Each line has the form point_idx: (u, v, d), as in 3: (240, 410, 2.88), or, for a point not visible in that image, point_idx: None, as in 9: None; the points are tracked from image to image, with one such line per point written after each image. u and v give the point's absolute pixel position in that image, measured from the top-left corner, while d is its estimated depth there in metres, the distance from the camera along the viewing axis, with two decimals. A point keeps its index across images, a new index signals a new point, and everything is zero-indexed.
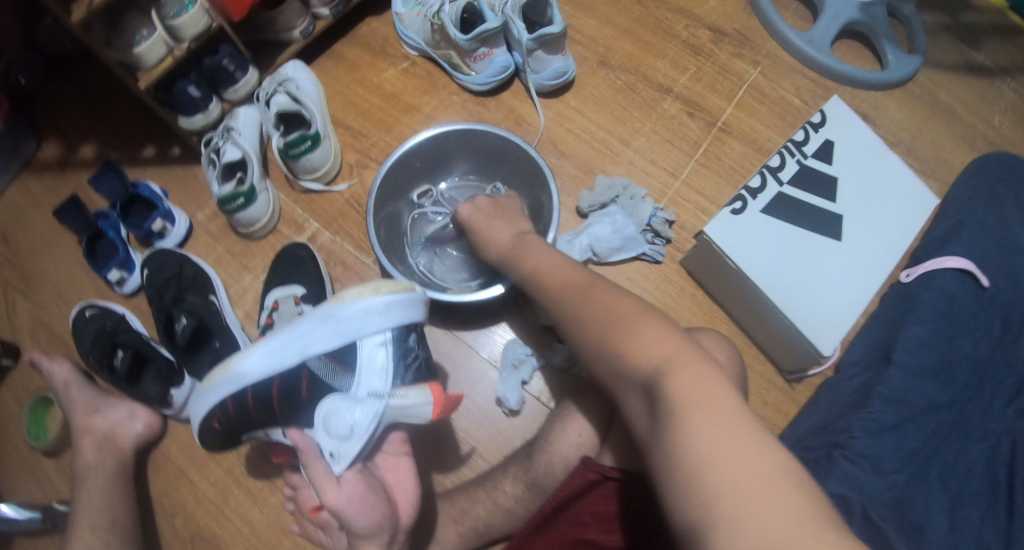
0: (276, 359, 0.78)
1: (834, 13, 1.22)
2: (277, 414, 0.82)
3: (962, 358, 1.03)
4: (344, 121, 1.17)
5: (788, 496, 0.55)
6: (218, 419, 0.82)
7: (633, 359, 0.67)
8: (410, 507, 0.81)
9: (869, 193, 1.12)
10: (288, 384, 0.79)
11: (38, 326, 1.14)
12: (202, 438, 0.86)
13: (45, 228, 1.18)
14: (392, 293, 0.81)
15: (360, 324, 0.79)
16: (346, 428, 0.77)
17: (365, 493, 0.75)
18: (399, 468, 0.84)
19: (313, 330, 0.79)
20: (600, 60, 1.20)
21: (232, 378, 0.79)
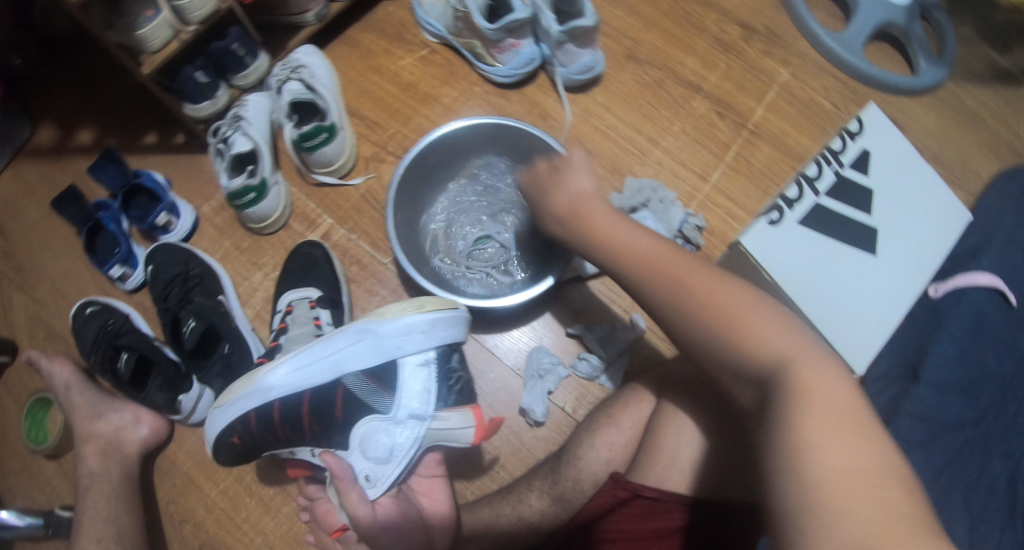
0: (307, 374, 0.78)
1: (866, 14, 1.15)
2: (304, 434, 0.80)
3: (989, 376, 1.01)
4: (360, 111, 1.10)
5: (897, 501, 0.54)
6: (240, 434, 0.79)
7: (755, 351, 0.63)
8: (445, 532, 0.80)
9: (906, 204, 1.04)
10: (318, 402, 0.78)
11: (36, 323, 1.09)
12: (217, 455, 0.83)
13: (42, 219, 1.12)
14: (436, 312, 0.80)
15: (401, 342, 0.79)
16: (385, 450, 0.76)
17: (401, 523, 0.74)
18: (434, 491, 0.83)
19: (350, 345, 0.79)
20: (627, 54, 1.14)
21: (260, 392, 0.78)
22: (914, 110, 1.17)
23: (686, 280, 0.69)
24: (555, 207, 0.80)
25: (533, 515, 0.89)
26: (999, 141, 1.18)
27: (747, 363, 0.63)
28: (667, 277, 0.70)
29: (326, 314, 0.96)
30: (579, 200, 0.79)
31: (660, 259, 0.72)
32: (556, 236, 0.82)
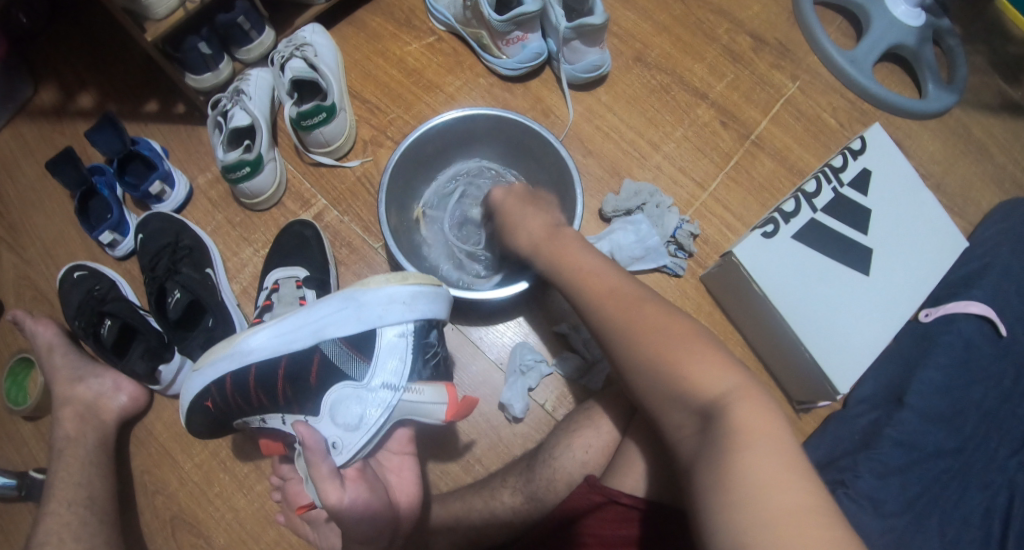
0: (287, 338, 0.77)
1: (881, 32, 1.13)
2: (277, 402, 0.78)
3: (974, 407, 1.00)
4: (363, 94, 1.10)
5: (822, 525, 0.55)
6: (212, 397, 0.79)
7: (694, 389, 0.64)
8: (410, 510, 0.78)
9: (905, 226, 1.03)
10: (295, 367, 0.77)
11: (24, 283, 1.09)
12: (190, 421, 0.82)
13: (38, 180, 1.12)
14: (418, 285, 0.80)
15: (382, 311, 0.78)
16: (355, 418, 0.75)
17: (369, 498, 0.70)
18: (404, 470, 0.81)
19: (333, 312, 0.78)
20: (635, 56, 1.13)
21: (239, 354, 0.77)
22: (921, 133, 1.16)
23: (627, 312, 0.72)
24: (524, 230, 0.85)
25: (504, 511, 0.88)
26: (1003, 173, 1.17)
27: (687, 396, 0.65)
28: (616, 308, 0.73)
29: (311, 295, 0.94)
30: (540, 226, 0.84)
31: (604, 286, 0.75)
32: (521, 252, 0.85)
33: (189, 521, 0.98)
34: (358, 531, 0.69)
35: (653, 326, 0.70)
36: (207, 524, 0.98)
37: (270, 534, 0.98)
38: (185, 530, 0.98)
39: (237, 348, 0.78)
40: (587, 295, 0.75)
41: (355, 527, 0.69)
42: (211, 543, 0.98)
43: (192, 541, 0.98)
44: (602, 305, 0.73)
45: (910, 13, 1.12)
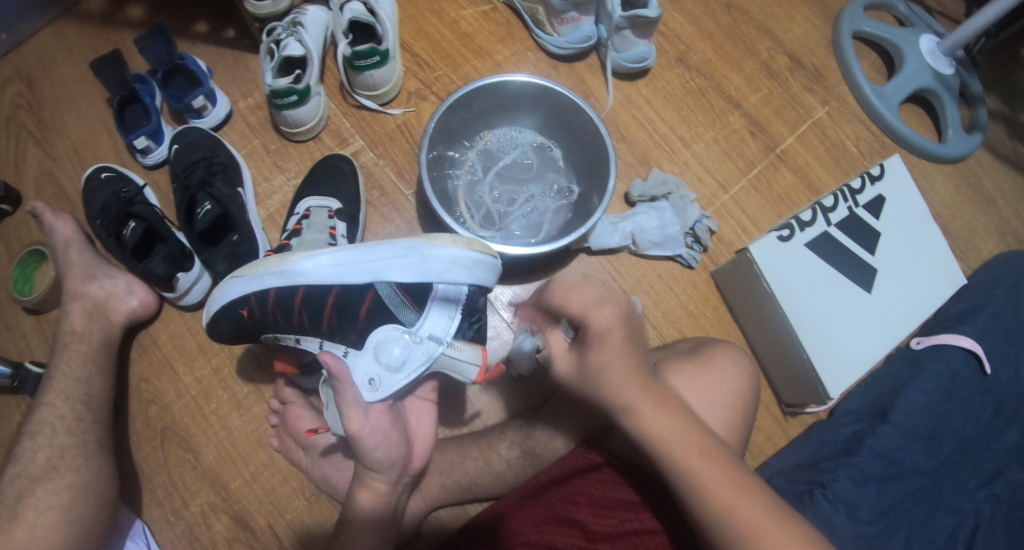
0: (343, 271, 0.75)
1: (911, 73, 1.15)
2: (319, 326, 0.78)
3: (952, 435, 1.02)
4: (412, 48, 1.12)
5: None
6: (250, 307, 0.78)
7: None
8: (422, 453, 0.80)
9: (909, 253, 1.08)
10: (345, 299, 0.76)
11: (45, 179, 1.09)
12: (215, 324, 0.81)
13: (75, 81, 1.12)
14: (481, 252, 0.78)
15: (442, 270, 0.75)
16: (398, 360, 0.76)
17: (389, 430, 0.74)
18: (423, 413, 0.83)
19: (394, 257, 0.75)
20: (678, 56, 1.16)
21: (288, 273, 0.75)
22: (936, 175, 1.18)
23: (709, 477, 0.70)
24: (618, 388, 0.70)
25: (499, 462, 0.91)
26: (1007, 227, 1.19)
27: None
28: (691, 464, 0.70)
29: (341, 226, 0.98)
30: (629, 371, 0.71)
31: (685, 442, 0.71)
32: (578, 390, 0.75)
33: (180, 434, 0.99)
34: (372, 457, 0.74)
35: (722, 489, 0.70)
36: (198, 439, 0.99)
37: (260, 456, 0.98)
38: (175, 442, 0.99)
39: (286, 267, 0.76)
40: (674, 452, 0.71)
41: (372, 453, 0.73)
42: (200, 459, 0.98)
43: (181, 454, 0.98)
44: (685, 461, 0.70)
45: (942, 61, 1.15)
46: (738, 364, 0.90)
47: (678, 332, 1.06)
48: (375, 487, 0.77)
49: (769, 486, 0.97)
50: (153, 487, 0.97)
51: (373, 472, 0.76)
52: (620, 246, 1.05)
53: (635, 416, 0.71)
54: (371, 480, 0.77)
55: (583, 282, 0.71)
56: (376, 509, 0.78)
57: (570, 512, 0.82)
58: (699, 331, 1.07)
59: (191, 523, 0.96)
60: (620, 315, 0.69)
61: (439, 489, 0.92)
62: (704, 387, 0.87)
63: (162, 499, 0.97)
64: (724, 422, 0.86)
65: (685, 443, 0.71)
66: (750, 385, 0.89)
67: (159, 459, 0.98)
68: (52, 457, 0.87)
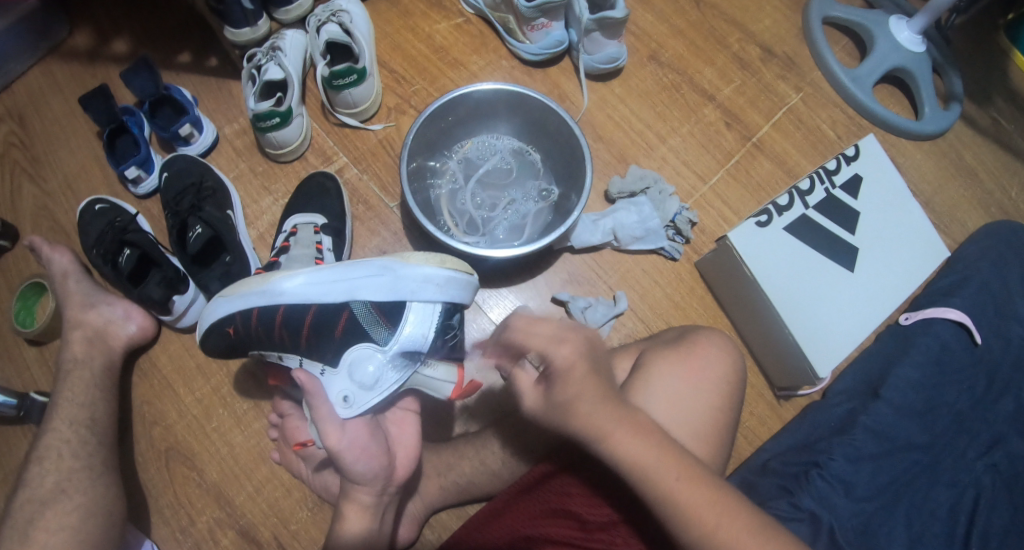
0: (321, 290, 0.76)
1: (881, 56, 1.17)
2: (298, 343, 0.79)
3: (946, 408, 1.02)
4: (390, 65, 1.15)
5: None
6: (235, 324, 0.80)
7: None
8: (409, 463, 0.77)
9: (889, 231, 1.09)
10: (323, 317, 0.77)
11: (42, 213, 1.12)
12: (203, 339, 0.83)
13: (65, 117, 1.16)
14: (453, 269, 0.79)
15: (415, 287, 0.77)
16: (371, 378, 0.77)
17: (368, 443, 0.73)
18: (406, 424, 0.80)
19: (370, 276, 0.76)
20: (649, 54, 1.18)
21: (270, 293, 0.77)
22: (915, 152, 1.19)
23: (688, 497, 0.71)
24: (590, 421, 0.72)
25: (495, 462, 0.93)
26: (990, 199, 1.19)
27: None
28: (672, 489, 0.71)
29: (327, 240, 1.00)
30: (601, 400, 0.73)
31: (664, 467, 0.72)
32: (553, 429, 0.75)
33: (184, 453, 1.01)
34: (353, 471, 0.72)
35: (702, 510, 0.71)
36: (201, 458, 1.01)
37: (263, 471, 1.00)
38: (179, 462, 1.01)
39: (268, 287, 0.77)
40: (653, 476, 0.72)
41: (354, 465, 0.71)
42: (204, 476, 1.00)
43: (185, 473, 1.00)
44: (664, 486, 0.71)
45: (913, 39, 1.16)
46: (721, 347, 0.92)
47: (666, 324, 1.07)
48: (360, 500, 0.74)
49: (764, 470, 0.98)
50: (160, 507, 1.00)
51: (357, 484, 0.73)
52: (602, 243, 1.07)
53: (610, 444, 0.72)
54: (356, 493, 0.74)
55: (543, 323, 0.76)
56: (364, 526, 0.74)
57: (566, 505, 0.83)
58: (686, 321, 1.08)
59: (199, 539, 0.98)
60: (579, 350, 0.74)
61: (437, 492, 0.95)
62: (689, 372, 0.88)
63: (169, 518, 0.99)
64: (711, 406, 0.87)
65: (660, 465, 0.72)
66: (735, 367, 0.91)
67: (164, 479, 1.00)
68: (60, 481, 0.89)
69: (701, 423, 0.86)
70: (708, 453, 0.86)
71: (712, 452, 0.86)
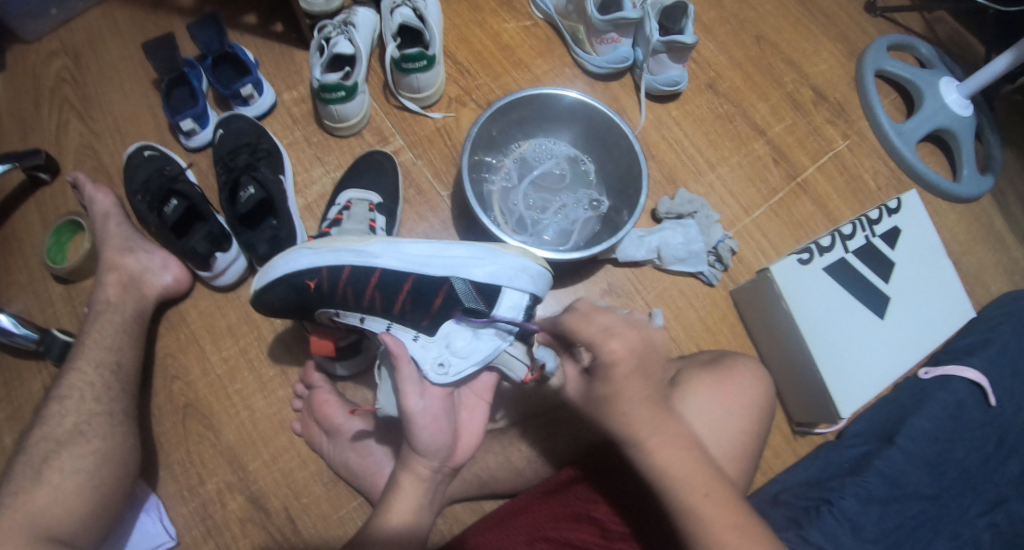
0: (422, 262, 0.78)
1: (929, 114, 1.20)
2: (391, 310, 0.80)
3: (955, 463, 1.05)
4: (455, 56, 1.16)
5: None
6: (318, 279, 0.80)
7: None
8: (469, 449, 0.76)
9: (922, 285, 1.12)
10: (421, 289, 0.78)
11: (87, 152, 1.11)
12: (271, 289, 0.81)
13: (123, 60, 1.15)
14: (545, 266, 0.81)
15: (515, 275, 0.78)
16: (468, 349, 0.78)
17: (439, 413, 0.73)
18: (477, 411, 0.79)
19: (473, 257, 0.78)
20: (708, 83, 1.21)
21: (366, 255, 0.79)
22: (950, 213, 1.22)
23: (712, 512, 0.70)
24: (627, 416, 0.71)
25: (519, 459, 0.93)
26: (1016, 268, 1.22)
27: None
28: (697, 503, 0.70)
29: (379, 220, 1.01)
30: (643, 398, 0.71)
31: (692, 481, 0.70)
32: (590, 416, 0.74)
33: (203, 411, 1.00)
34: (419, 439, 0.71)
35: (726, 532, 0.69)
36: (220, 418, 1.00)
37: (280, 439, 0.99)
38: (197, 420, 1.00)
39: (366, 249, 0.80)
40: (680, 484, 0.70)
41: (421, 433, 0.72)
42: (220, 438, 0.99)
43: (200, 432, 0.99)
44: (687, 497, 0.70)
45: (959, 102, 1.20)
46: (757, 377, 0.93)
47: (696, 347, 1.09)
48: (418, 471, 0.74)
49: (776, 501, 1.00)
50: (171, 463, 0.98)
51: (418, 456, 0.73)
52: (644, 260, 1.08)
53: (643, 444, 0.71)
54: (414, 464, 0.74)
55: (602, 314, 0.73)
56: (414, 501, 0.75)
57: (590, 510, 0.84)
58: (715, 346, 1.10)
59: (207, 500, 0.97)
60: (631, 347, 0.70)
61: (459, 484, 0.94)
62: (724, 397, 0.90)
63: (178, 475, 0.98)
64: (744, 430, 0.89)
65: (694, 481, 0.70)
66: (767, 397, 0.92)
67: (179, 435, 0.99)
68: (79, 422, 0.88)
69: (733, 445, 0.88)
70: (732, 475, 0.87)
71: (736, 474, 0.87)
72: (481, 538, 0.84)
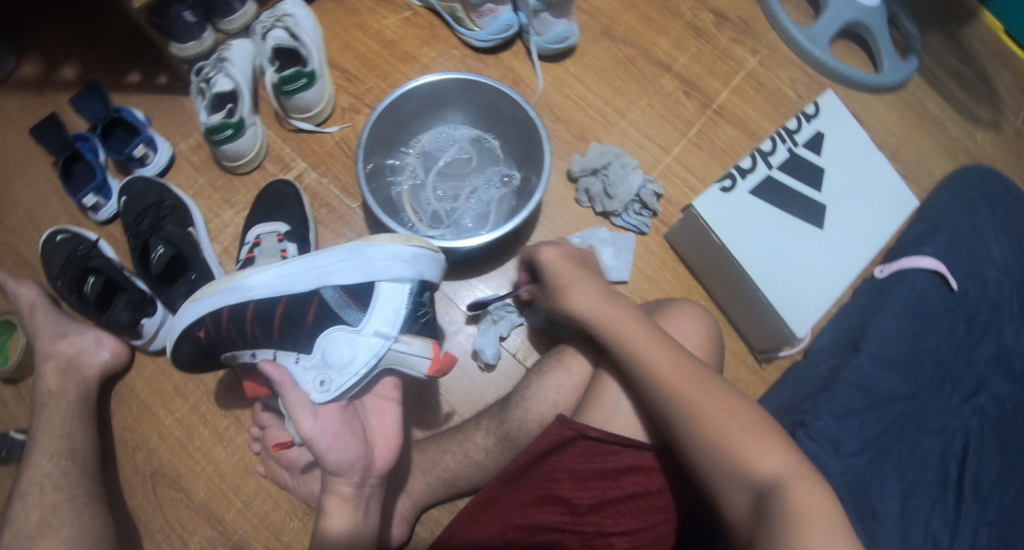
0: (288, 281, 0.78)
1: (835, 12, 1.17)
2: (271, 337, 0.79)
3: (928, 356, 1.03)
4: (340, 65, 1.13)
5: None
6: (206, 327, 0.80)
7: (749, 464, 0.70)
8: (388, 453, 0.76)
9: (854, 184, 1.09)
10: (294, 307, 0.78)
11: (5, 249, 1.10)
12: (177, 347, 0.82)
13: (20, 148, 1.13)
14: (420, 246, 0.80)
15: (384, 267, 0.78)
16: (344, 359, 0.76)
17: (341, 429, 0.72)
18: (386, 413, 0.79)
19: (338, 261, 0.78)
20: (603, 30, 1.17)
21: (239, 289, 0.79)
22: (878, 105, 1.20)
23: (676, 373, 0.75)
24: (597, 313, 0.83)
25: (479, 453, 0.92)
26: (957, 145, 1.21)
27: (739, 473, 0.70)
28: (661, 365, 0.76)
29: (291, 247, 0.99)
30: (595, 287, 0.84)
31: (655, 348, 0.77)
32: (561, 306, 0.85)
33: (170, 475, 1.01)
34: (328, 460, 0.70)
35: (688, 383, 0.75)
36: (188, 478, 1.00)
37: (250, 485, 1.00)
38: (166, 485, 1.00)
39: (238, 284, 0.80)
40: (645, 355, 0.77)
41: (328, 455, 0.70)
42: (192, 496, 1.00)
43: (172, 495, 1.00)
44: (651, 360, 0.76)
45: None
46: (697, 317, 0.90)
47: (642, 299, 1.07)
48: (341, 492, 0.73)
49: None
50: (151, 532, 0.99)
51: (335, 476, 0.72)
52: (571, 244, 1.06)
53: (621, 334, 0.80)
54: (335, 486, 0.73)
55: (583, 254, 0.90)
56: (349, 522, 0.74)
57: (553, 490, 0.82)
58: (661, 294, 1.07)
59: None
60: (576, 249, 0.89)
61: (425, 489, 0.94)
62: None
63: (161, 541, 0.99)
64: None
65: (667, 364, 0.76)
66: (710, 334, 0.89)
67: (153, 503, 1.00)
68: (46, 516, 0.88)
69: None
70: None
71: None
72: (462, 537, 0.84)
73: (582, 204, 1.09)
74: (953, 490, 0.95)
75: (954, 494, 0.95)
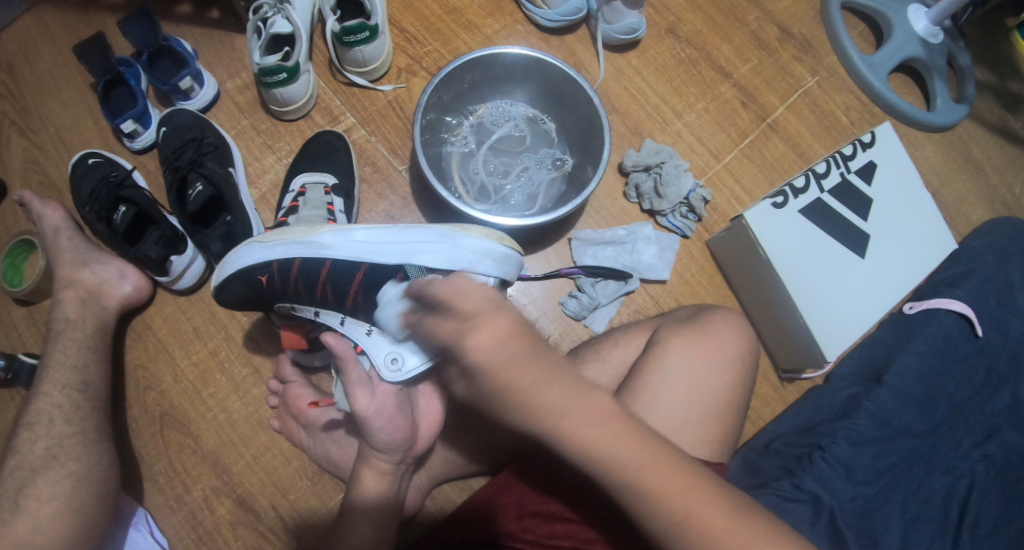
0: (372, 250, 0.78)
1: (897, 44, 1.16)
2: (342, 304, 0.81)
3: (946, 398, 1.03)
4: (401, 24, 1.10)
5: None
6: (270, 273, 0.81)
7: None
8: (429, 436, 0.80)
9: (901, 217, 1.09)
10: (373, 277, 0.78)
11: (31, 167, 1.06)
12: (229, 285, 0.83)
13: (58, 66, 1.08)
14: (513, 249, 0.79)
15: (473, 259, 0.76)
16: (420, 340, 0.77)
17: (393, 411, 0.75)
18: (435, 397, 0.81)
19: (429, 243, 0.77)
20: (668, 28, 1.15)
21: (314, 245, 0.80)
22: (926, 143, 1.20)
23: (648, 478, 0.62)
24: (530, 398, 0.59)
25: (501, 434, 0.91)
26: (996, 194, 1.21)
27: None
28: (635, 475, 0.62)
29: (337, 202, 0.98)
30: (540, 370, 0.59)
31: (621, 445, 0.61)
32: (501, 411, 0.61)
33: (180, 418, 0.98)
34: (377, 439, 0.74)
35: (659, 475, 0.63)
36: (198, 423, 0.98)
37: (261, 438, 0.98)
38: (175, 428, 0.98)
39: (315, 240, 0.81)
40: (608, 460, 0.61)
41: (377, 434, 0.74)
42: (200, 443, 0.98)
43: (180, 440, 0.98)
44: (624, 472, 0.62)
45: (930, 30, 1.15)
46: (736, 326, 0.89)
47: (675, 302, 1.07)
48: (379, 466, 0.78)
49: (767, 451, 0.98)
50: (154, 474, 0.97)
51: (378, 453, 0.76)
52: (611, 234, 1.06)
53: (564, 420, 0.59)
54: (374, 461, 0.78)
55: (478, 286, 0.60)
56: (381, 491, 0.79)
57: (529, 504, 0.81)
58: (695, 299, 1.07)
59: (194, 507, 0.96)
60: (508, 317, 0.58)
61: (443, 464, 0.93)
62: (704, 350, 0.86)
63: (163, 485, 0.96)
64: (726, 384, 0.86)
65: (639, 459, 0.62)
66: (750, 347, 0.89)
67: (159, 446, 0.98)
68: (51, 447, 0.85)
69: (717, 401, 0.85)
70: (717, 433, 0.84)
71: (724, 431, 0.85)
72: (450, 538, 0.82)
73: (630, 199, 1.08)
74: (951, 530, 0.96)
75: (952, 535, 0.95)
